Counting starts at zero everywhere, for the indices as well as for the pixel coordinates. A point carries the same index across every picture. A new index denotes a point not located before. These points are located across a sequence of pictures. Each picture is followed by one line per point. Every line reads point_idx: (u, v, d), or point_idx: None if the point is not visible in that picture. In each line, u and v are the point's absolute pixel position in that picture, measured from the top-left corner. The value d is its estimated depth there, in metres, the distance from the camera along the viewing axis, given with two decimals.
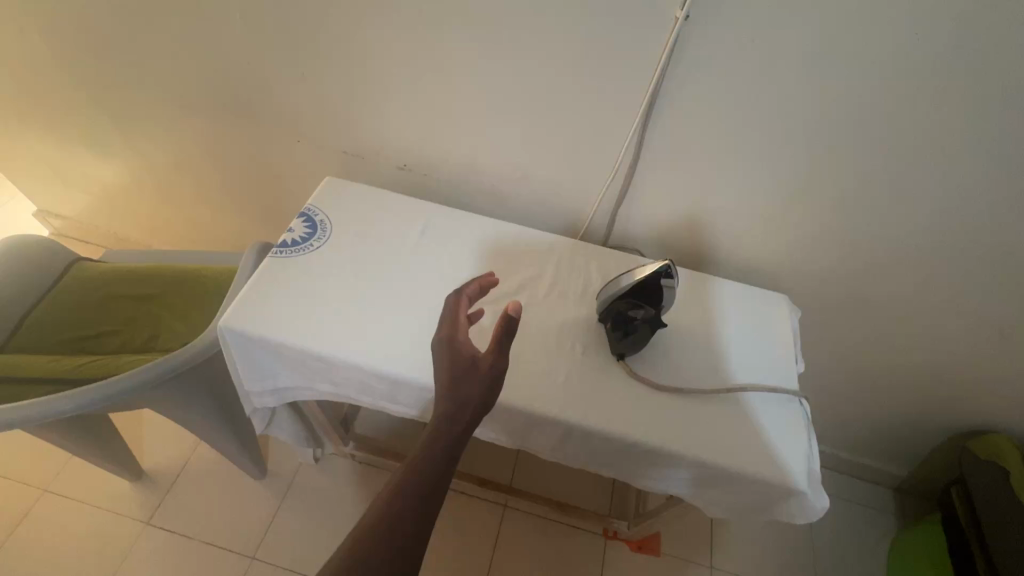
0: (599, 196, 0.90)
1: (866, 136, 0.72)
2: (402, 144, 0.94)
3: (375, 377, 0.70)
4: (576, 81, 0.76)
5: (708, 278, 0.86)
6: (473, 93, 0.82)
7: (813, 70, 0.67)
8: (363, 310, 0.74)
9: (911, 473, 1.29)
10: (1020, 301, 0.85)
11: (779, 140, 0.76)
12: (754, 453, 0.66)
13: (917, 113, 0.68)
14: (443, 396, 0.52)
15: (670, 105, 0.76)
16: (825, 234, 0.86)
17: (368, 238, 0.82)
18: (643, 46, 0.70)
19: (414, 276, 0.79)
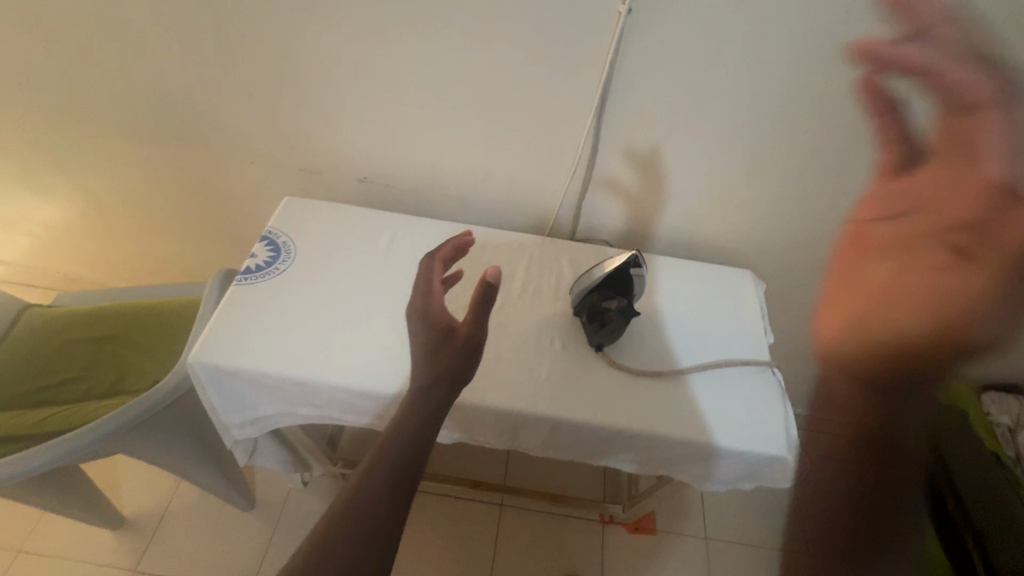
0: (562, 191, 0.91)
1: (807, 112, 0.76)
2: (360, 157, 0.92)
3: (361, 396, 0.70)
4: (529, 79, 0.77)
5: (675, 262, 0.89)
6: (426, 99, 0.82)
7: (751, 52, 0.70)
8: (339, 329, 0.73)
9: None
10: None
11: (727, 122, 0.78)
12: (734, 426, 0.69)
13: (852, 85, 0.72)
14: (423, 372, 0.56)
15: (623, 96, 0.77)
16: (779, 207, 0.90)
17: (335, 256, 0.81)
18: (590, 41, 0.71)
19: (388, 290, 0.78)
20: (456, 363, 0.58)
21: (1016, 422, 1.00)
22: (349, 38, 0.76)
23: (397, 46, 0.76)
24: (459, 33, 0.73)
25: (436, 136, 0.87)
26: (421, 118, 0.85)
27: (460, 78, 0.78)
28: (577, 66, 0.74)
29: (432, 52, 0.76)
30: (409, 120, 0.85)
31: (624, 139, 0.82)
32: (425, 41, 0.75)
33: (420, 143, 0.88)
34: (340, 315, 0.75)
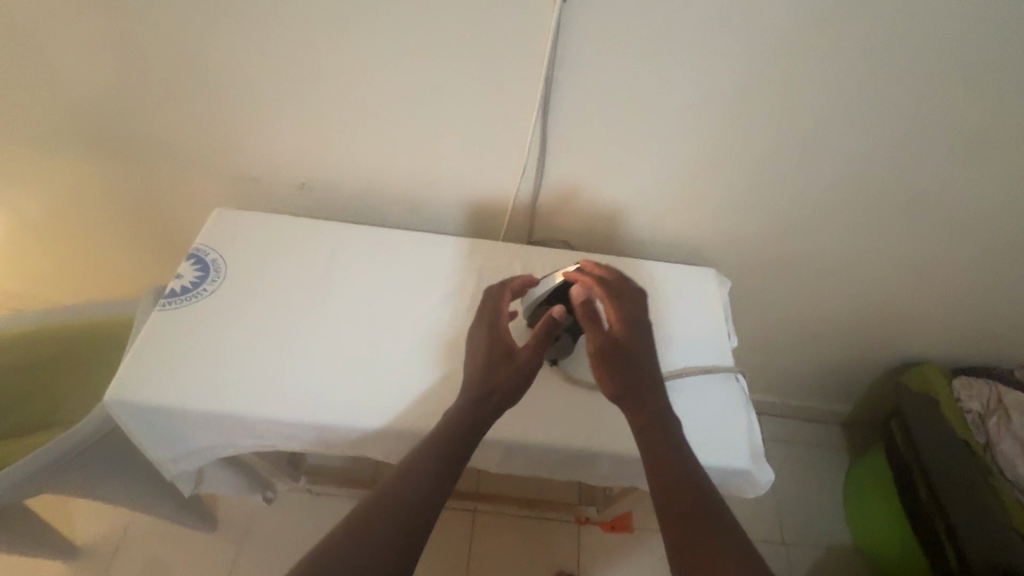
0: (514, 192, 0.86)
1: (764, 103, 0.71)
2: (296, 161, 0.86)
3: (297, 429, 0.65)
4: (467, 76, 0.71)
5: (636, 263, 0.84)
6: (360, 99, 0.76)
7: (701, 42, 0.65)
8: (271, 356, 0.68)
9: (855, 409, 1.36)
10: (925, 241, 0.89)
11: (682, 117, 0.74)
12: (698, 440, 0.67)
13: (808, 75, 0.68)
14: (473, 384, 0.60)
15: (569, 91, 0.72)
16: (742, 201, 0.86)
17: (267, 274, 0.75)
18: (528, 34, 0.66)
19: (325, 309, 0.73)
20: (505, 388, 0.60)
21: (986, 409, 1.00)
22: (267, 32, 0.69)
23: (320, 41, 0.70)
24: (387, 25, 0.67)
25: (375, 137, 0.81)
26: (357, 120, 0.79)
27: (393, 75, 0.72)
28: (518, 60, 0.69)
29: (360, 46, 0.70)
30: (343, 121, 0.79)
31: (575, 136, 0.77)
32: (351, 35, 0.69)
33: (358, 145, 0.82)
34: (273, 340, 0.70)
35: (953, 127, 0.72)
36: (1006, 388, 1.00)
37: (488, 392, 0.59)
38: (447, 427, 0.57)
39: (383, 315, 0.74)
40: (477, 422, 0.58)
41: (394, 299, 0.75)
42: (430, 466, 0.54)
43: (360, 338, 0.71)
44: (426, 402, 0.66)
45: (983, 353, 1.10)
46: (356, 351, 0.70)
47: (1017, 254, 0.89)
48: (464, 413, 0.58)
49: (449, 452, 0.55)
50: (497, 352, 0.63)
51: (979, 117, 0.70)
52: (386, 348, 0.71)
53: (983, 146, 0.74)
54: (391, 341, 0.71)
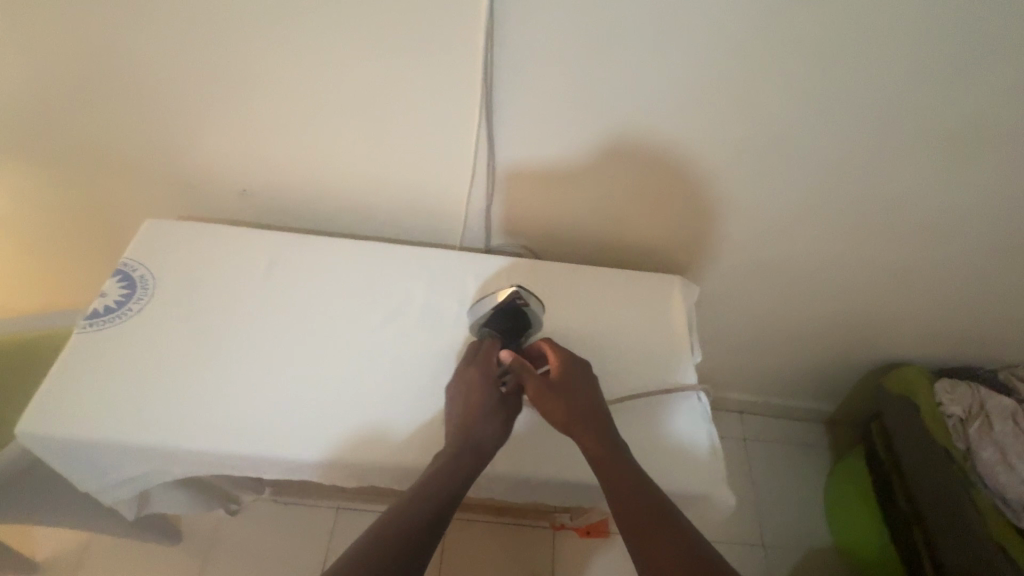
0: (466, 201, 0.80)
1: (721, 103, 0.67)
2: (233, 168, 0.80)
3: (226, 460, 0.61)
4: (403, 76, 0.66)
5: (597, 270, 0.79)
6: (291, 102, 0.71)
7: (648, 38, 0.61)
8: (197, 382, 0.65)
9: (838, 409, 1.32)
10: (900, 241, 0.85)
11: (635, 117, 0.69)
12: (658, 466, 0.63)
13: (765, 71, 0.63)
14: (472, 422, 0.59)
15: (510, 89, 0.67)
16: (708, 203, 0.82)
17: (196, 292, 0.71)
18: (462, 31, 0.61)
19: (256, 330, 0.69)
20: (499, 436, 0.60)
21: (967, 414, 0.96)
22: (177, 27, 0.64)
23: (236, 37, 0.64)
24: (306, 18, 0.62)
25: (311, 141, 0.75)
26: (292, 124, 0.73)
27: (321, 74, 0.67)
28: (453, 57, 0.63)
29: (281, 42, 0.64)
30: (275, 124, 0.74)
31: (524, 140, 0.72)
32: (269, 30, 0.63)
33: (294, 148, 0.77)
34: (200, 365, 0.66)
35: (923, 122, 0.67)
36: (989, 392, 0.96)
37: (482, 443, 0.59)
38: (442, 473, 0.55)
39: (321, 331, 0.70)
40: (470, 470, 0.56)
41: (330, 316, 0.71)
42: (427, 515, 0.51)
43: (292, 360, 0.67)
44: (363, 428, 0.63)
45: (964, 354, 1.07)
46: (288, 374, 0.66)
47: (998, 252, 0.85)
48: (459, 460, 0.56)
49: (443, 500, 0.53)
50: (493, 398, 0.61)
51: (951, 109, 0.66)
52: (320, 371, 0.67)
53: (957, 141, 0.69)
54: (330, 358, 0.68)
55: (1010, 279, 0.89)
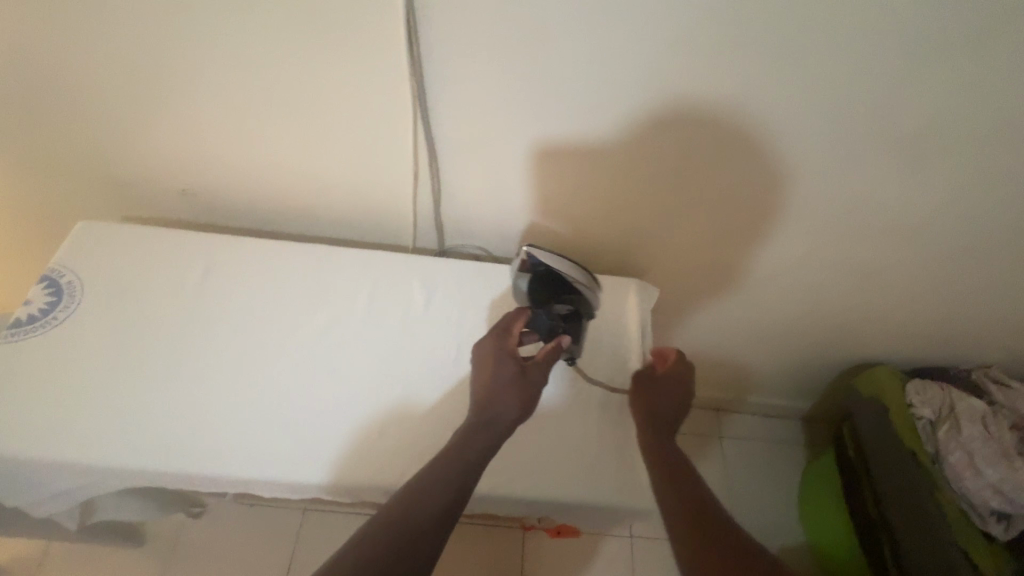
0: (413, 199, 0.77)
1: (669, 105, 0.63)
2: (168, 167, 0.77)
3: (155, 479, 0.60)
4: (330, 74, 0.63)
5: None
6: (218, 101, 0.67)
7: (583, 38, 0.57)
8: (126, 398, 0.63)
9: (815, 406, 1.30)
10: (869, 247, 0.82)
11: (580, 120, 0.65)
12: (598, 476, 0.65)
13: (711, 75, 0.60)
14: (494, 400, 0.62)
15: (444, 87, 0.63)
16: (667, 208, 0.78)
17: (132, 305, 0.69)
18: (384, 29, 0.57)
19: (192, 345, 0.67)
20: (516, 410, 0.61)
21: (938, 416, 0.94)
22: (82, 23, 0.59)
23: (147, 34, 0.60)
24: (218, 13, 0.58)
25: (245, 142, 0.72)
26: (222, 123, 0.70)
27: (245, 72, 0.63)
28: (379, 56, 0.60)
29: (196, 39, 0.60)
30: (205, 124, 0.70)
31: (467, 138, 0.69)
32: (181, 27, 0.59)
33: (228, 148, 0.73)
34: (130, 382, 0.64)
35: (882, 126, 0.63)
36: (959, 394, 0.94)
37: (496, 417, 0.61)
38: (461, 447, 0.58)
39: (255, 339, 0.69)
40: (487, 444, 0.59)
41: (271, 332, 0.69)
42: (446, 486, 0.54)
43: (224, 376, 0.66)
44: (297, 450, 0.62)
45: (938, 354, 1.04)
46: (223, 393, 0.65)
47: (968, 255, 0.81)
48: (477, 435, 0.59)
49: (463, 473, 0.55)
50: (508, 370, 0.63)
51: (910, 113, 0.62)
52: (255, 390, 0.65)
53: (919, 145, 0.65)
54: (263, 368, 0.67)
55: (982, 281, 0.86)
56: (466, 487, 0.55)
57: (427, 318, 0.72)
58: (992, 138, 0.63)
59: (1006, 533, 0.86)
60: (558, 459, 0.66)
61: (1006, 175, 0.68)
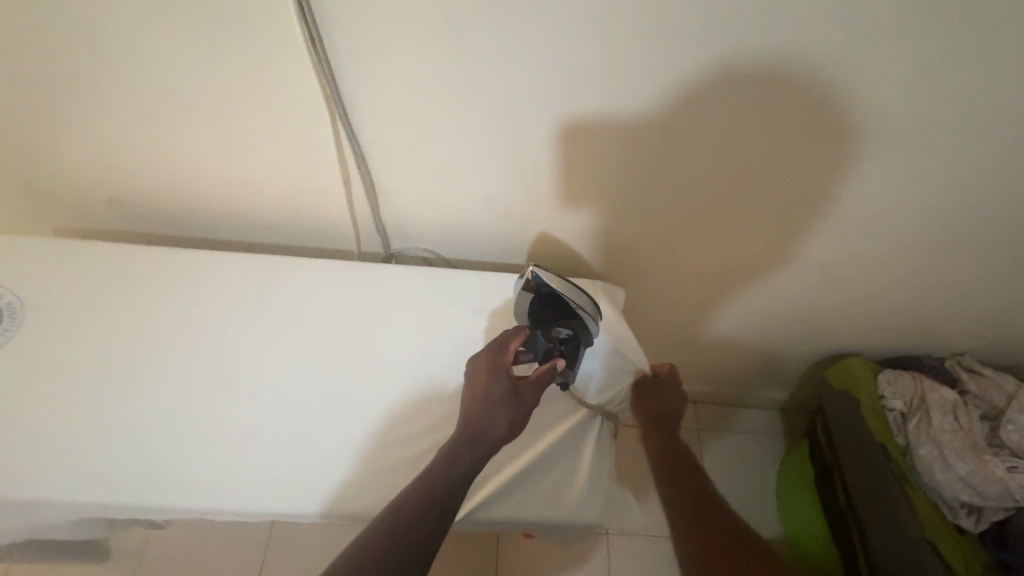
0: (349, 201, 0.76)
1: (590, 98, 0.61)
2: (92, 176, 0.75)
3: (84, 508, 0.61)
4: (238, 76, 0.61)
5: (486, 278, 0.78)
6: (129, 108, 0.65)
7: (489, 33, 0.55)
8: (49, 427, 0.63)
9: (792, 396, 1.28)
10: (820, 238, 0.80)
11: (502, 115, 0.64)
12: (534, 481, 0.65)
13: (628, 68, 0.58)
14: (484, 414, 0.61)
15: (359, 85, 0.61)
16: (609, 205, 0.76)
17: (53, 320, 0.70)
18: (283, 30, 0.56)
19: (116, 369, 0.68)
20: (502, 427, 0.61)
21: (909, 407, 0.92)
22: None
23: (39, 40, 0.58)
24: (106, 14, 0.55)
25: (166, 147, 0.70)
26: (137, 130, 0.68)
27: (151, 74, 0.61)
28: (284, 54, 0.58)
29: (90, 43, 0.58)
30: (121, 130, 0.68)
31: (392, 138, 0.67)
32: (73, 31, 0.57)
33: (150, 154, 0.71)
34: (65, 407, 0.65)
35: (814, 117, 0.62)
36: (932, 384, 0.92)
37: (482, 435, 0.60)
38: (446, 463, 0.57)
39: (191, 357, 0.69)
40: (472, 461, 0.58)
41: (198, 355, 0.69)
42: (432, 502, 0.54)
43: (160, 398, 0.66)
44: (224, 473, 0.63)
45: (904, 344, 1.03)
46: (149, 419, 0.65)
47: (927, 245, 0.79)
48: (462, 451, 0.58)
49: (448, 488, 0.56)
50: (499, 388, 0.63)
51: (840, 103, 0.60)
52: (180, 416, 0.65)
53: (857, 135, 0.63)
54: (197, 386, 0.67)
55: (942, 270, 0.84)
56: (451, 504, 0.55)
57: (357, 333, 0.73)
58: (931, 124, 0.61)
59: (977, 525, 0.84)
60: (493, 470, 0.65)
61: (954, 163, 0.65)
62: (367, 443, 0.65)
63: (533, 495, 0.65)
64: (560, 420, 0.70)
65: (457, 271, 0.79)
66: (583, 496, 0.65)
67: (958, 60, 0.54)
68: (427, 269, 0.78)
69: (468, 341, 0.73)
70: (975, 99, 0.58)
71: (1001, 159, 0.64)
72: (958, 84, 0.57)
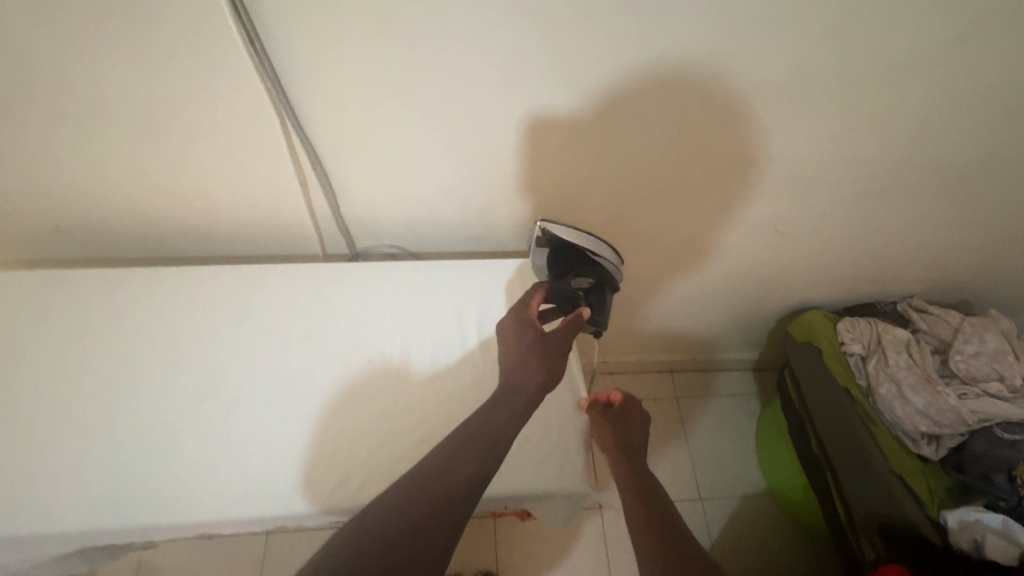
0: (309, 205, 0.76)
1: (535, 84, 0.63)
2: (36, 203, 0.73)
3: (70, 540, 0.59)
4: (182, 88, 0.60)
5: (456, 268, 0.79)
6: (69, 129, 0.64)
7: (430, 28, 0.56)
8: (14, 462, 0.61)
9: (761, 354, 1.34)
10: (771, 199, 0.83)
11: (452, 108, 0.65)
12: (520, 461, 0.67)
13: (568, 52, 0.59)
14: (520, 361, 0.61)
15: (304, 85, 0.61)
16: (568, 186, 0.78)
17: (4, 354, 0.67)
18: (221, 40, 0.56)
19: (81, 397, 0.66)
20: (540, 373, 0.60)
21: (867, 350, 0.98)
22: None
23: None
24: (29, 31, 0.53)
25: (110, 164, 0.68)
26: (81, 151, 0.66)
27: (84, 90, 0.59)
28: (223, 59, 0.57)
29: (14, 62, 0.56)
30: (59, 150, 0.66)
31: (345, 138, 0.67)
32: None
33: (94, 173, 0.69)
34: (35, 442, 0.63)
35: (751, 83, 0.64)
36: (885, 326, 0.99)
37: (520, 383, 0.59)
38: (489, 417, 0.55)
39: (163, 376, 0.68)
40: (512, 415, 0.56)
41: (167, 374, 0.68)
42: (472, 452, 0.51)
43: (139, 421, 0.65)
44: (211, 488, 0.62)
45: (859, 293, 1.08)
46: (128, 444, 0.63)
47: (867, 196, 0.83)
48: (502, 400, 0.57)
49: (494, 435, 0.54)
50: (530, 338, 0.64)
51: (774, 67, 0.62)
52: (156, 436, 0.64)
53: (792, 99, 0.67)
54: (173, 405, 0.66)
55: (886, 217, 0.88)
56: (493, 454, 0.52)
57: (331, 335, 0.73)
58: (858, 78, 0.64)
59: (938, 453, 0.90)
60: None
61: (884, 113, 0.69)
62: (353, 443, 0.65)
63: (521, 475, 0.66)
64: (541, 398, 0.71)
65: (426, 264, 0.80)
66: (568, 466, 0.67)
67: (874, 15, 0.58)
68: (395, 264, 0.79)
69: (441, 330, 0.74)
70: (895, 51, 0.61)
71: (924, 106, 0.68)
72: (879, 38, 0.60)
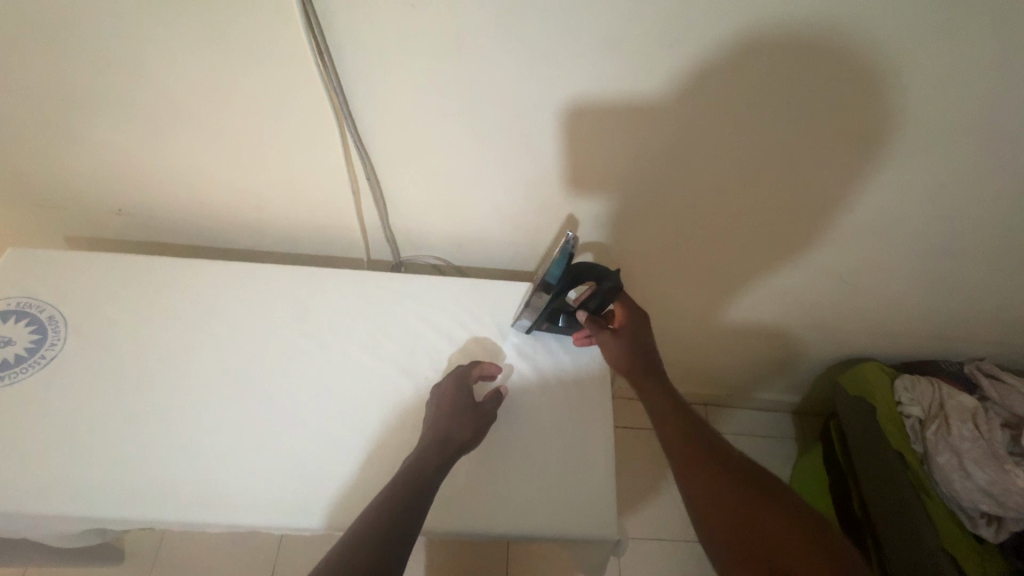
0: (359, 210, 0.76)
1: (603, 110, 0.61)
2: (100, 187, 0.75)
3: (108, 523, 0.60)
4: (249, 89, 0.61)
5: (497, 286, 0.78)
6: (140, 121, 0.65)
7: (502, 48, 0.55)
8: (59, 436, 0.63)
9: (803, 399, 1.27)
10: (839, 243, 0.78)
11: (513, 128, 0.63)
12: (548, 496, 0.64)
13: (641, 82, 0.57)
14: (443, 423, 0.62)
15: (367, 94, 0.60)
16: (622, 214, 0.75)
17: (63, 332, 0.70)
18: (294, 48, 0.56)
19: (122, 381, 0.67)
20: (469, 432, 0.62)
21: (926, 415, 0.91)
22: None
23: (44, 53, 0.58)
24: (113, 26, 0.55)
25: (173, 156, 0.70)
26: (149, 144, 0.68)
27: (157, 84, 0.61)
28: (291, 64, 0.57)
29: (96, 55, 0.58)
30: (129, 140, 0.68)
31: (403, 149, 0.67)
32: (80, 44, 0.57)
33: (157, 163, 0.71)
34: (81, 421, 0.64)
35: (829, 121, 0.60)
36: (950, 390, 0.91)
37: (450, 437, 0.61)
38: (410, 475, 0.56)
39: (206, 367, 0.69)
40: (432, 475, 0.57)
41: (204, 367, 0.69)
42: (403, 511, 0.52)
43: (181, 411, 0.66)
44: (243, 488, 0.62)
45: (921, 349, 1.01)
46: (169, 433, 0.65)
47: (947, 252, 0.77)
48: (427, 456, 0.59)
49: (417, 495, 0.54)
50: (464, 400, 0.65)
51: (852, 108, 0.59)
52: (193, 426, 0.65)
53: (876, 143, 0.62)
54: (212, 397, 0.67)
55: (963, 275, 0.81)
56: (420, 504, 0.54)
57: (367, 343, 0.72)
58: (952, 129, 0.59)
59: (996, 535, 0.82)
60: (507, 482, 0.64)
61: (978, 166, 0.64)
62: (379, 457, 0.64)
63: (546, 513, 0.63)
64: (574, 433, 0.68)
65: (466, 280, 0.78)
66: (597, 508, 0.64)
67: (980, 60, 0.53)
68: (436, 278, 0.78)
69: (475, 350, 0.73)
70: (999, 104, 0.56)
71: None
72: (983, 89, 0.55)
